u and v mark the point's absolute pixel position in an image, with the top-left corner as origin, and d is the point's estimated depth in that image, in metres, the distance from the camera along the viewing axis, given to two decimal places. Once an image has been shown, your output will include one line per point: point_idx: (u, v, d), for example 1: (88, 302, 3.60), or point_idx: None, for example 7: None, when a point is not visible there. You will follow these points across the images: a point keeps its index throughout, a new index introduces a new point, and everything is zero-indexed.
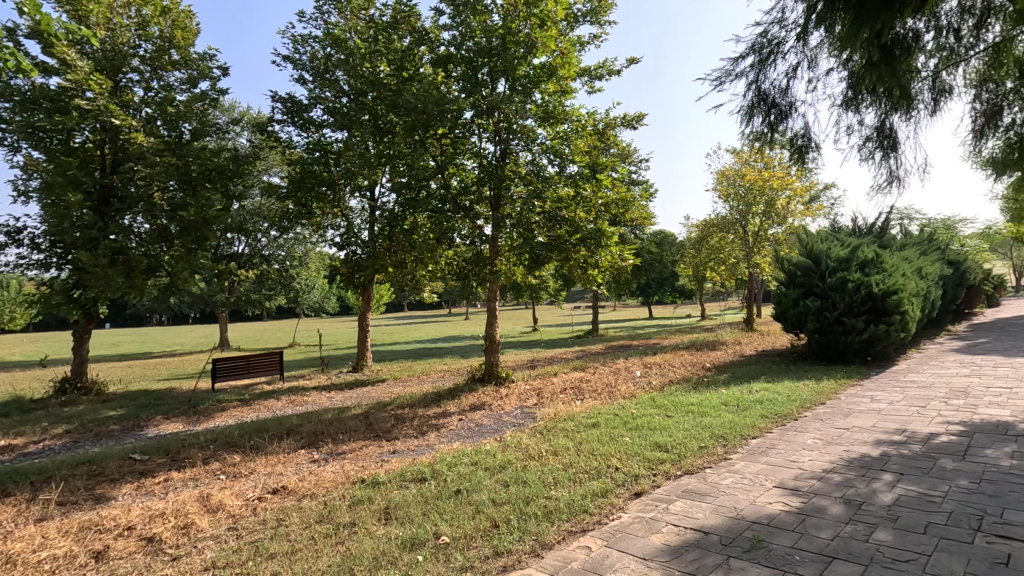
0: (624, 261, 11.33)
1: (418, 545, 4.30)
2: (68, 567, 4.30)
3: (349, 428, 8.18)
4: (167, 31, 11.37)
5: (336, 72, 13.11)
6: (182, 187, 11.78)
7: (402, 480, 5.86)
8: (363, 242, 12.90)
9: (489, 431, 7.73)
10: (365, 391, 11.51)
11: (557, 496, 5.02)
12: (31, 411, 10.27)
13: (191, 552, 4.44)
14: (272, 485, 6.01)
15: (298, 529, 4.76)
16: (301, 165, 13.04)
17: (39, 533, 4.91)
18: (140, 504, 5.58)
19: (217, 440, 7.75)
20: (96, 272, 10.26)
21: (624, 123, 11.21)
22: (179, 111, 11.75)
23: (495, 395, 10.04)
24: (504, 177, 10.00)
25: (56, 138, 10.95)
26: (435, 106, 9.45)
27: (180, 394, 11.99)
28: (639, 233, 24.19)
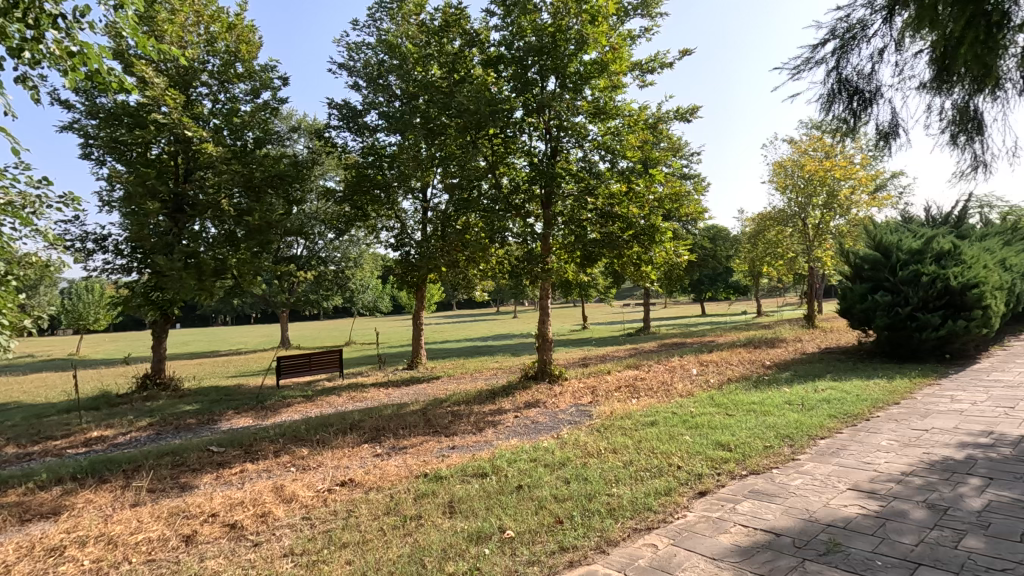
0: (679, 257, 11.12)
1: (484, 538, 4.39)
2: (162, 549, 4.64)
3: (408, 424, 8.40)
4: (233, 46, 11.96)
5: (389, 77, 13.45)
6: (247, 194, 12.42)
7: (464, 474, 5.98)
8: (416, 242, 13.14)
9: (546, 428, 7.79)
10: (421, 387, 11.81)
11: (619, 494, 5.01)
12: (117, 405, 11.07)
13: (270, 539, 4.69)
14: (340, 477, 6.26)
15: (368, 520, 4.94)
16: (356, 169, 13.44)
17: (135, 517, 5.31)
18: (221, 493, 5.93)
19: (286, 434, 8.12)
20: (172, 275, 10.80)
21: (677, 116, 10.98)
22: (243, 120, 12.35)
23: (549, 393, 10.05)
24: (556, 174, 9.95)
25: (135, 151, 11.77)
26: (487, 107, 9.52)
27: (248, 390, 12.63)
28: (692, 228, 23.69)
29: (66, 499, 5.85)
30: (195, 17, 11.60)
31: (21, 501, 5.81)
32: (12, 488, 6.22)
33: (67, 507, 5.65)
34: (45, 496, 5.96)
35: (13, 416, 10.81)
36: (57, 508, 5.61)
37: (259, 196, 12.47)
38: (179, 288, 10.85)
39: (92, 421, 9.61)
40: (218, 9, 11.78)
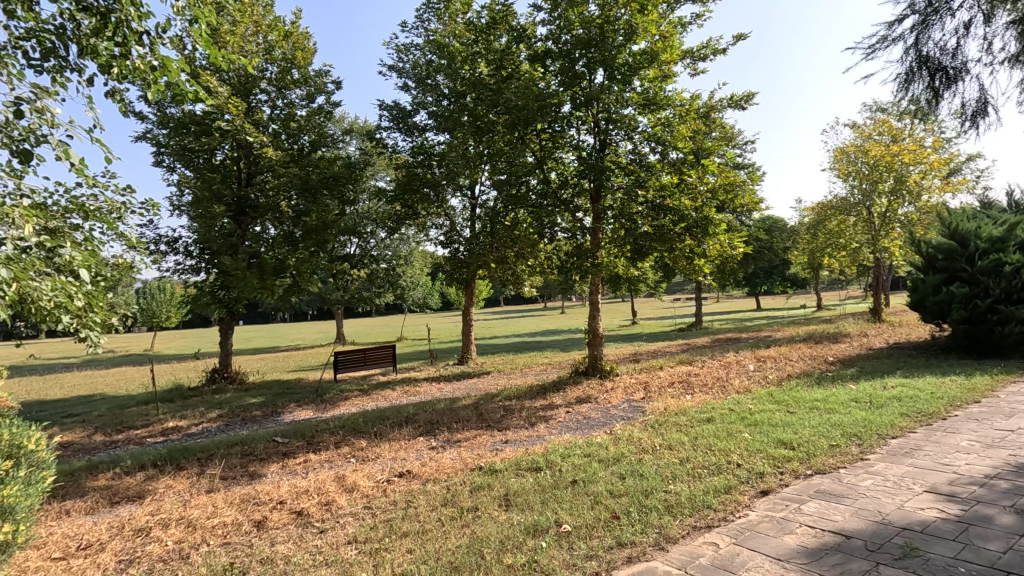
0: (733, 249, 10.79)
1: (541, 531, 4.42)
2: (236, 533, 4.91)
3: (461, 418, 8.55)
4: (289, 53, 12.44)
5: (437, 77, 13.63)
6: (303, 196, 12.89)
7: (518, 468, 6.03)
8: (465, 238, 13.28)
9: (598, 424, 7.74)
10: (472, 382, 11.97)
11: (676, 491, 4.92)
12: (190, 398, 11.77)
13: (335, 527, 4.88)
14: (398, 469, 6.44)
15: (427, 511, 5.06)
16: (406, 168, 13.73)
17: (210, 502, 5.65)
18: (288, 481, 6.22)
19: (345, 426, 8.42)
20: (237, 275, 11.35)
21: (731, 104, 10.63)
22: (299, 124, 12.83)
23: (600, 388, 9.97)
24: (606, 168, 9.81)
25: (202, 157, 12.41)
26: (536, 102, 9.47)
27: (308, 384, 13.15)
28: (746, 219, 22.92)
29: (149, 484, 6.28)
30: (254, 28, 12.09)
31: (110, 485, 6.28)
32: (102, 473, 6.73)
33: (150, 491, 6.07)
34: (130, 480, 6.43)
35: (99, 406, 11.70)
36: (142, 492, 6.04)
37: (315, 197, 12.93)
38: (243, 286, 11.40)
39: (168, 413, 10.26)
40: (275, 18, 12.26)
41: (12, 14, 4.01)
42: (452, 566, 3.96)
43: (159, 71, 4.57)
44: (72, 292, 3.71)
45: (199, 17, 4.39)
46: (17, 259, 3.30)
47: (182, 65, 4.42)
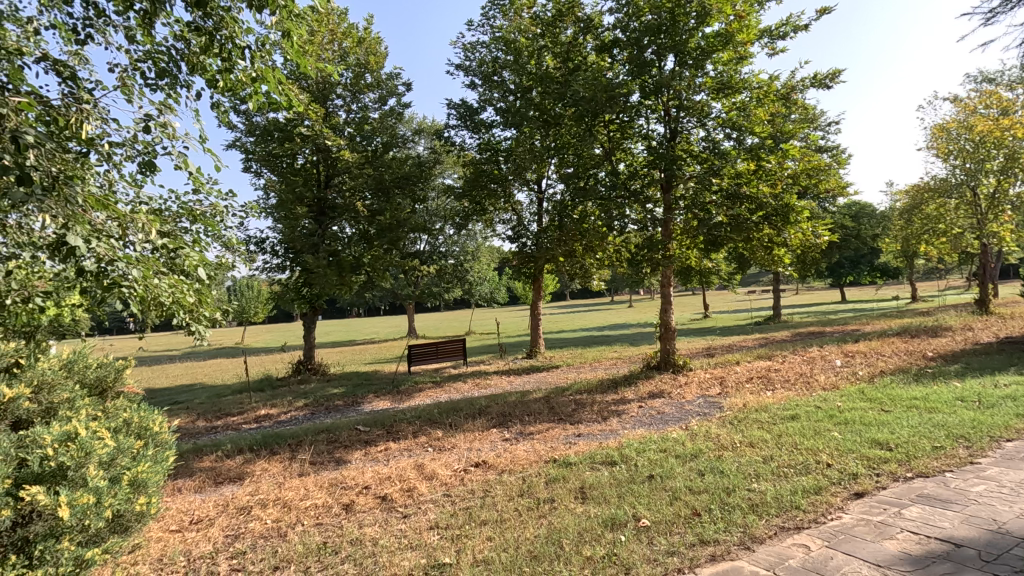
0: (818, 237, 10.16)
1: (619, 525, 4.39)
2: (327, 514, 5.23)
3: (533, 411, 8.62)
4: (362, 59, 12.97)
5: (503, 73, 13.71)
6: (377, 195, 13.40)
7: (593, 462, 6.01)
8: (533, 232, 13.29)
9: (673, 419, 7.58)
10: (542, 376, 12.04)
11: (761, 489, 4.74)
12: (278, 388, 12.59)
13: (418, 513, 5.08)
14: (474, 459, 6.59)
15: (504, 501, 5.16)
16: (474, 165, 13.95)
17: (303, 485, 6.04)
18: (371, 468, 6.52)
19: (421, 417, 8.72)
20: (318, 272, 11.99)
21: (815, 83, 10.01)
22: (372, 127, 13.32)
23: (673, 383, 9.74)
24: (677, 157, 9.47)
25: (285, 162, 13.18)
26: (604, 93, 9.32)
27: (384, 376, 13.71)
28: (831, 205, 21.56)
29: (248, 467, 6.81)
30: (330, 36, 12.67)
31: (214, 466, 6.85)
32: (207, 455, 7.35)
33: (249, 473, 6.58)
34: (231, 463, 6.98)
35: (199, 394, 12.75)
36: (243, 474, 6.55)
37: (388, 196, 13.42)
38: (324, 282, 12.00)
39: (260, 401, 11.04)
40: (349, 26, 12.76)
41: (133, 38, 4.40)
42: (532, 555, 4.02)
43: (255, 82, 4.88)
44: (186, 289, 4.02)
45: (292, 31, 4.64)
46: (143, 261, 3.63)
47: (277, 75, 4.69)
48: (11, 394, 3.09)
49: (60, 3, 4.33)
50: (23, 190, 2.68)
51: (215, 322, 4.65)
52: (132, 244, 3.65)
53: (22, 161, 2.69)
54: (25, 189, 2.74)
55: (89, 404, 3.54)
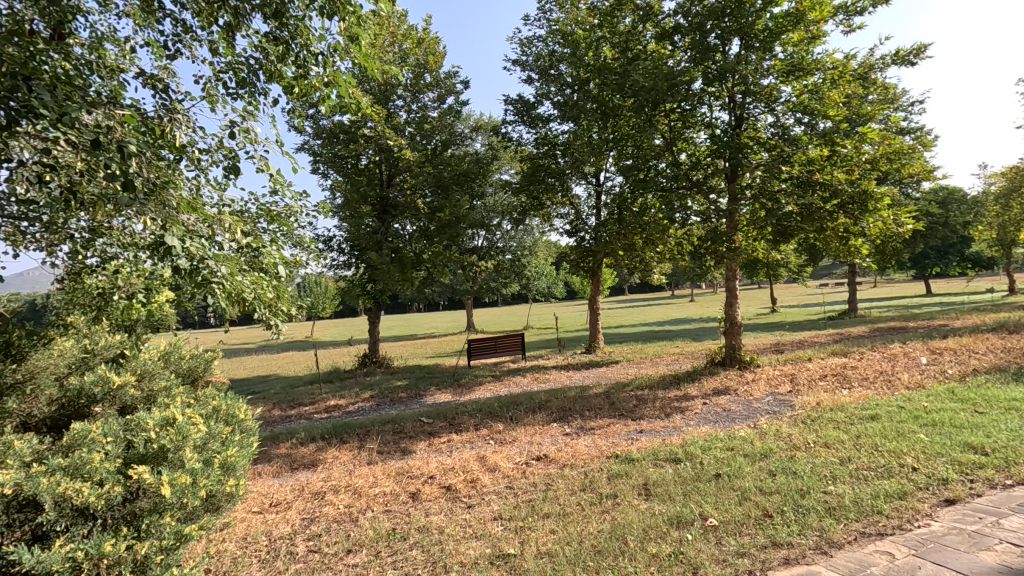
0: (901, 226, 9.49)
1: (685, 523, 4.31)
2: (395, 502, 5.44)
3: (593, 406, 8.58)
4: (422, 59, 13.25)
5: (560, 66, 13.62)
6: (437, 193, 13.67)
7: (656, 458, 5.91)
8: (591, 226, 13.15)
9: (740, 416, 7.34)
10: (602, 371, 11.95)
11: (838, 492, 4.51)
12: (345, 380, 13.15)
13: (481, 503, 5.19)
14: (536, 452, 6.65)
15: (566, 494, 5.17)
16: (531, 160, 13.96)
17: (371, 473, 6.30)
18: (435, 459, 6.71)
19: (482, 410, 8.87)
20: (381, 268, 12.39)
21: (897, 60, 9.33)
22: (432, 125, 13.57)
23: (740, 380, 9.41)
24: (743, 145, 9.09)
25: (350, 162, 13.68)
26: (665, 82, 9.09)
27: (445, 370, 14.02)
28: (915, 191, 20.07)
29: (320, 454, 7.17)
30: (392, 39, 13.01)
31: (290, 453, 7.26)
32: (283, 442, 7.80)
33: (322, 460, 6.93)
34: (305, 450, 7.37)
35: (274, 385, 13.51)
36: (317, 460, 6.92)
37: (447, 193, 13.67)
38: (388, 278, 12.39)
39: (330, 392, 11.57)
40: (409, 27, 13.03)
41: (216, 50, 4.69)
42: (596, 550, 4.02)
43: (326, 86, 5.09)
44: (266, 285, 4.28)
45: (360, 36, 4.80)
46: (230, 259, 3.89)
47: (349, 79, 4.87)
48: (119, 381, 3.41)
49: (151, 22, 4.69)
50: (129, 196, 2.92)
51: (293, 316, 4.92)
52: (220, 244, 3.93)
53: (126, 169, 2.93)
54: (130, 196, 3.00)
55: (183, 392, 3.84)
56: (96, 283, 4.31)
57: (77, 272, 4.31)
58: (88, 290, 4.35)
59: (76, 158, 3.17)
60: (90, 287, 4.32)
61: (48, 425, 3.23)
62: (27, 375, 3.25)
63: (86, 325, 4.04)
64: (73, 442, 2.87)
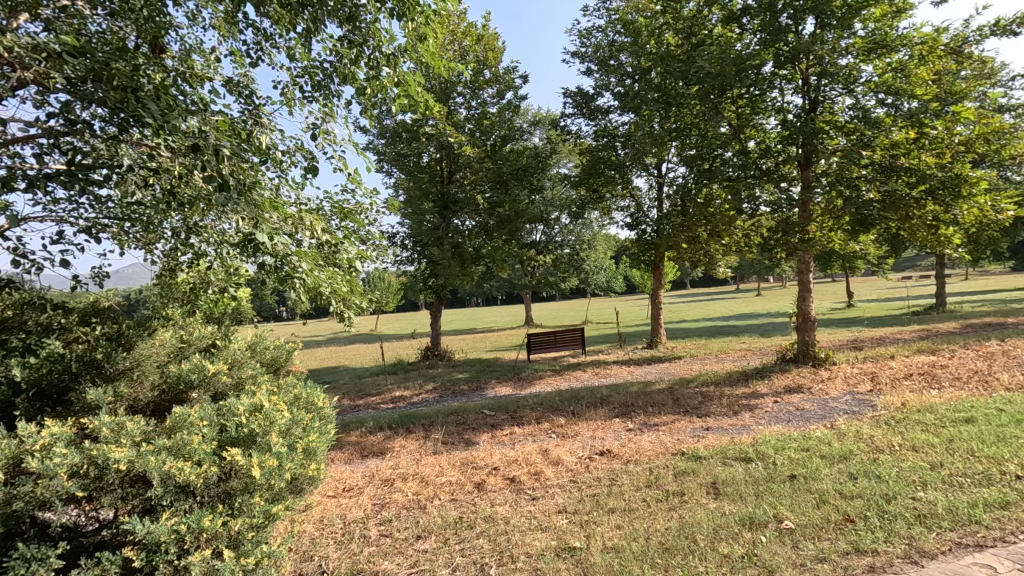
0: (1000, 212, 8.69)
1: (758, 525, 4.16)
2: (461, 491, 5.57)
3: (657, 402, 8.41)
4: (481, 55, 13.38)
5: (620, 56, 13.36)
6: (496, 188, 13.80)
7: (725, 457, 5.73)
8: (652, 219, 12.86)
9: (815, 416, 6.99)
10: (664, 366, 11.68)
11: (928, 499, 4.21)
12: (409, 372, 13.55)
13: (546, 496, 5.21)
14: (599, 447, 6.60)
15: (631, 490, 5.11)
16: (590, 152, 13.82)
17: (437, 463, 6.46)
18: (498, 450, 6.79)
19: (543, 404, 8.89)
20: (443, 263, 12.64)
21: (995, 31, 8.53)
22: (491, 121, 13.66)
23: (814, 378, 8.95)
24: (819, 129, 8.60)
25: (412, 160, 14.02)
26: (733, 67, 8.74)
27: (505, 363, 14.15)
28: (1016, 174, 18.26)
29: (388, 443, 7.43)
30: (452, 37, 13.21)
31: (360, 441, 7.57)
32: (353, 430, 8.15)
33: (390, 448, 7.19)
34: (374, 438, 7.67)
35: (343, 376, 14.12)
36: (386, 448, 7.18)
37: (507, 188, 13.77)
38: (448, 273, 12.63)
39: (394, 384, 11.95)
40: (469, 25, 13.17)
41: (293, 56, 4.92)
42: (665, 547, 3.95)
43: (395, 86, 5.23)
44: (341, 280, 4.47)
45: (428, 33, 4.88)
46: (310, 255, 4.09)
47: (417, 78, 4.98)
48: (213, 369, 3.68)
49: (235, 32, 4.97)
50: (223, 195, 3.14)
51: (367, 310, 5.13)
52: (302, 240, 4.15)
53: (221, 171, 3.15)
54: (225, 195, 3.22)
55: (267, 380, 4.09)
56: (188, 279, 4.65)
57: (173, 268, 4.66)
58: (181, 286, 4.68)
59: (176, 162, 3.43)
60: (182, 283, 4.65)
61: (152, 409, 3.51)
62: (133, 362, 3.56)
63: (182, 317, 4.37)
64: (176, 425, 3.11)
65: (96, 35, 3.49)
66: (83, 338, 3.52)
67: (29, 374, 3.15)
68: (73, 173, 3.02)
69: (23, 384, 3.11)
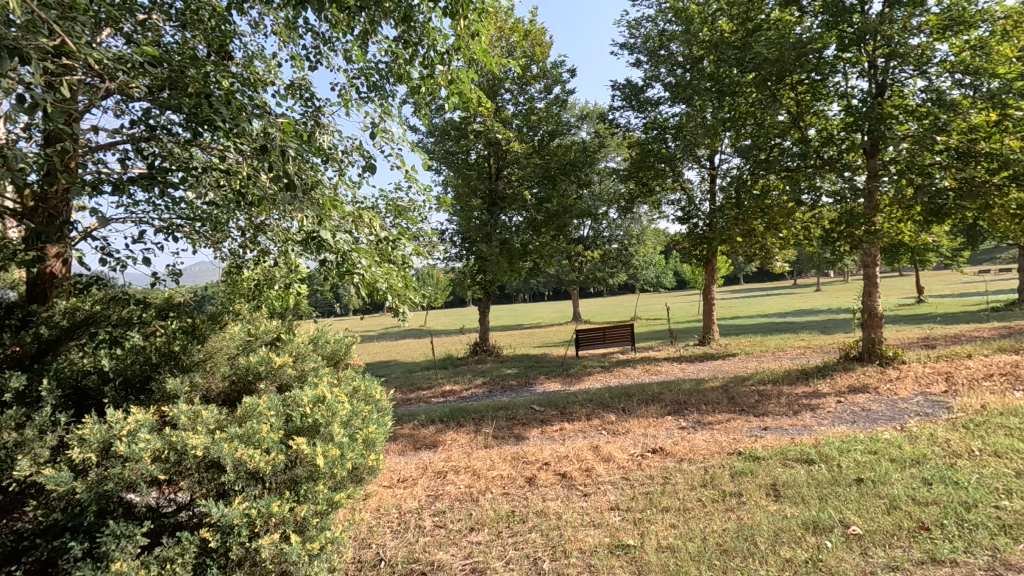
0: None
1: (823, 529, 3.99)
2: (512, 485, 5.61)
3: (711, 400, 8.19)
4: (529, 51, 13.36)
5: (671, 45, 13.04)
6: (544, 183, 13.77)
7: (785, 458, 5.52)
8: (705, 212, 12.49)
9: (883, 417, 6.63)
10: (718, 364, 11.36)
11: (1014, 509, 3.91)
12: (458, 367, 13.73)
13: (597, 492, 5.18)
14: (650, 445, 6.49)
15: (685, 489, 5.00)
16: (639, 145, 13.57)
17: (488, 456, 6.53)
18: (548, 446, 6.79)
19: (593, 400, 8.82)
20: (491, 259, 12.73)
21: None
22: (538, 116, 13.63)
23: (881, 377, 8.48)
24: (887, 114, 8.13)
25: (460, 157, 14.18)
26: (792, 53, 8.38)
27: (554, 359, 14.13)
28: None
29: (440, 436, 7.57)
30: (499, 33, 13.24)
31: (413, 433, 7.75)
32: (406, 423, 8.35)
33: (442, 441, 7.32)
34: (427, 431, 7.82)
35: (395, 370, 14.48)
36: (438, 441, 7.32)
37: (554, 183, 13.71)
38: (497, 269, 12.71)
39: (444, 378, 12.14)
40: (517, 20, 13.17)
41: (349, 58, 5.05)
42: (722, 548, 3.86)
43: (448, 84, 5.30)
44: (397, 276, 4.58)
45: (480, 29, 4.91)
46: (368, 251, 4.21)
47: (470, 75, 5.03)
48: (279, 361, 3.89)
49: (295, 38, 5.16)
50: (289, 195, 3.28)
51: (420, 305, 5.24)
52: (361, 237, 4.28)
53: (287, 170, 3.29)
54: (290, 194, 3.37)
55: (327, 373, 4.24)
56: (253, 276, 4.89)
57: (240, 266, 4.91)
58: (247, 282, 4.92)
59: (245, 164, 3.61)
60: (248, 280, 4.89)
61: (223, 399, 3.73)
62: (207, 354, 3.77)
63: (249, 312, 4.60)
64: (246, 413, 3.28)
65: (170, 45, 3.71)
66: (161, 330, 3.80)
67: (117, 364, 3.38)
68: (152, 175, 3.24)
69: (111, 373, 3.34)
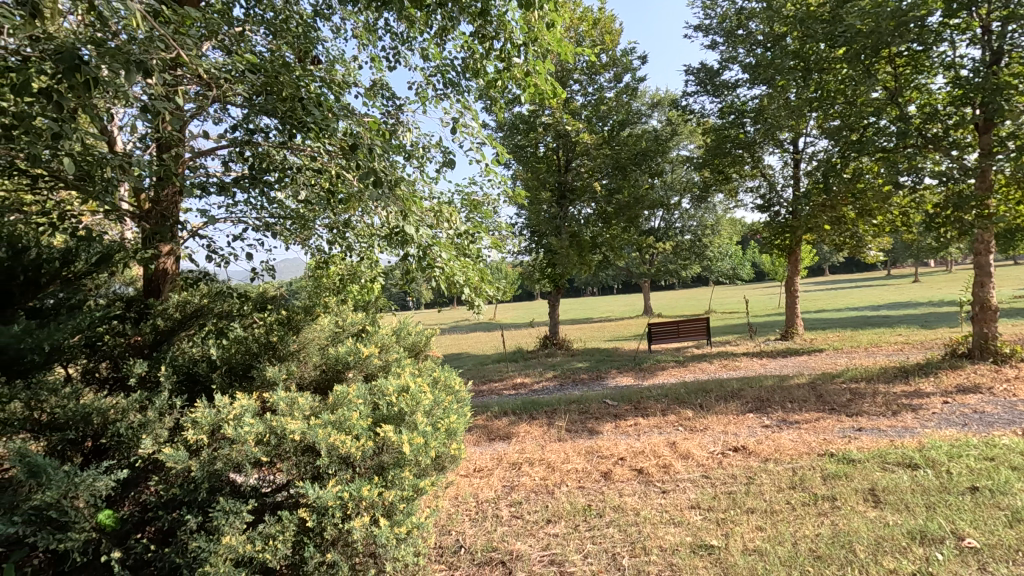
0: None
1: (932, 540, 3.67)
2: (587, 478, 5.57)
3: (797, 398, 7.74)
4: (598, 39, 13.13)
5: (750, 24, 12.37)
6: (614, 174, 13.51)
7: (884, 461, 5.12)
8: (788, 199, 11.81)
9: (1000, 420, 5.99)
10: (802, 360, 10.73)
11: None
12: (529, 360, 13.80)
13: (676, 490, 5.04)
14: (732, 443, 6.24)
15: (773, 491, 4.76)
16: (715, 131, 13.01)
17: (562, 449, 6.52)
18: (623, 441, 6.68)
19: (668, 395, 8.59)
20: (561, 252, 12.66)
21: None
22: (608, 105, 13.38)
23: (996, 376, 7.67)
24: (1004, 84, 7.31)
25: (529, 151, 14.19)
26: (889, 23, 7.71)
27: (625, 353, 13.88)
28: None
29: (513, 428, 7.64)
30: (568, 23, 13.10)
31: (487, 424, 7.87)
32: (480, 414, 8.50)
33: (515, 433, 7.38)
34: (500, 422, 7.92)
35: (466, 362, 14.78)
36: (512, 433, 7.39)
37: (625, 173, 13.40)
38: (566, 262, 12.62)
39: (515, 371, 12.25)
40: (585, 9, 12.96)
41: (426, 57, 5.16)
42: (816, 554, 3.64)
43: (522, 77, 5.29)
44: (474, 269, 4.67)
45: (555, 19, 4.87)
46: (447, 244, 4.33)
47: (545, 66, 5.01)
48: (365, 352, 4.07)
49: (374, 40, 5.33)
50: (375, 190, 3.44)
51: (495, 298, 5.28)
52: (440, 231, 4.40)
53: (372, 167, 3.46)
54: (376, 189, 3.53)
55: (409, 364, 4.38)
56: (338, 271, 5.12)
57: (326, 262, 5.16)
58: (333, 277, 5.16)
59: (333, 163, 3.82)
60: (334, 274, 5.13)
61: (315, 387, 3.95)
62: (300, 345, 4.00)
63: (336, 306, 4.84)
64: (337, 401, 3.46)
65: (264, 53, 3.96)
66: (259, 322, 4.07)
67: (223, 354, 3.67)
68: (252, 176, 3.51)
69: (219, 361, 3.63)
